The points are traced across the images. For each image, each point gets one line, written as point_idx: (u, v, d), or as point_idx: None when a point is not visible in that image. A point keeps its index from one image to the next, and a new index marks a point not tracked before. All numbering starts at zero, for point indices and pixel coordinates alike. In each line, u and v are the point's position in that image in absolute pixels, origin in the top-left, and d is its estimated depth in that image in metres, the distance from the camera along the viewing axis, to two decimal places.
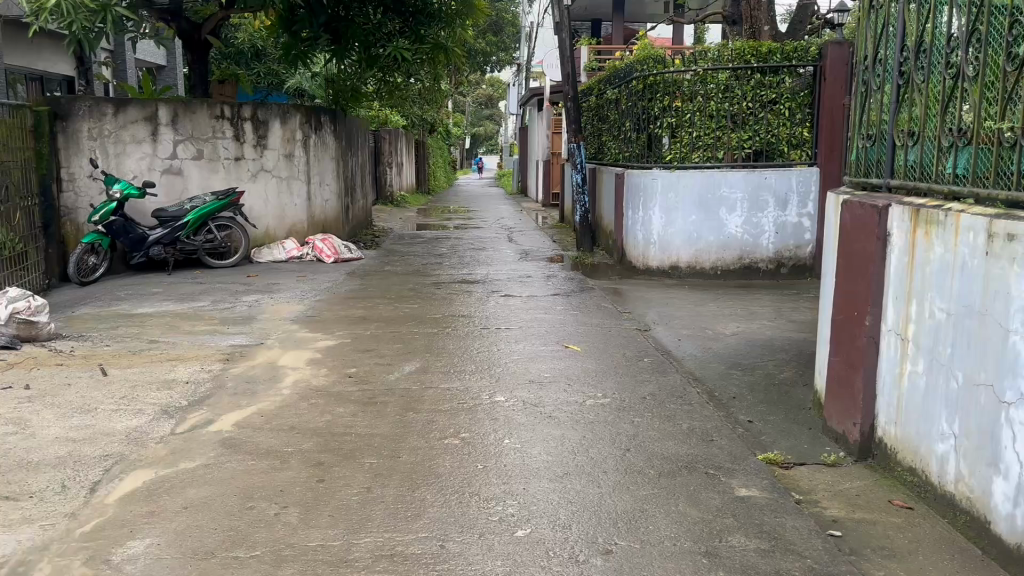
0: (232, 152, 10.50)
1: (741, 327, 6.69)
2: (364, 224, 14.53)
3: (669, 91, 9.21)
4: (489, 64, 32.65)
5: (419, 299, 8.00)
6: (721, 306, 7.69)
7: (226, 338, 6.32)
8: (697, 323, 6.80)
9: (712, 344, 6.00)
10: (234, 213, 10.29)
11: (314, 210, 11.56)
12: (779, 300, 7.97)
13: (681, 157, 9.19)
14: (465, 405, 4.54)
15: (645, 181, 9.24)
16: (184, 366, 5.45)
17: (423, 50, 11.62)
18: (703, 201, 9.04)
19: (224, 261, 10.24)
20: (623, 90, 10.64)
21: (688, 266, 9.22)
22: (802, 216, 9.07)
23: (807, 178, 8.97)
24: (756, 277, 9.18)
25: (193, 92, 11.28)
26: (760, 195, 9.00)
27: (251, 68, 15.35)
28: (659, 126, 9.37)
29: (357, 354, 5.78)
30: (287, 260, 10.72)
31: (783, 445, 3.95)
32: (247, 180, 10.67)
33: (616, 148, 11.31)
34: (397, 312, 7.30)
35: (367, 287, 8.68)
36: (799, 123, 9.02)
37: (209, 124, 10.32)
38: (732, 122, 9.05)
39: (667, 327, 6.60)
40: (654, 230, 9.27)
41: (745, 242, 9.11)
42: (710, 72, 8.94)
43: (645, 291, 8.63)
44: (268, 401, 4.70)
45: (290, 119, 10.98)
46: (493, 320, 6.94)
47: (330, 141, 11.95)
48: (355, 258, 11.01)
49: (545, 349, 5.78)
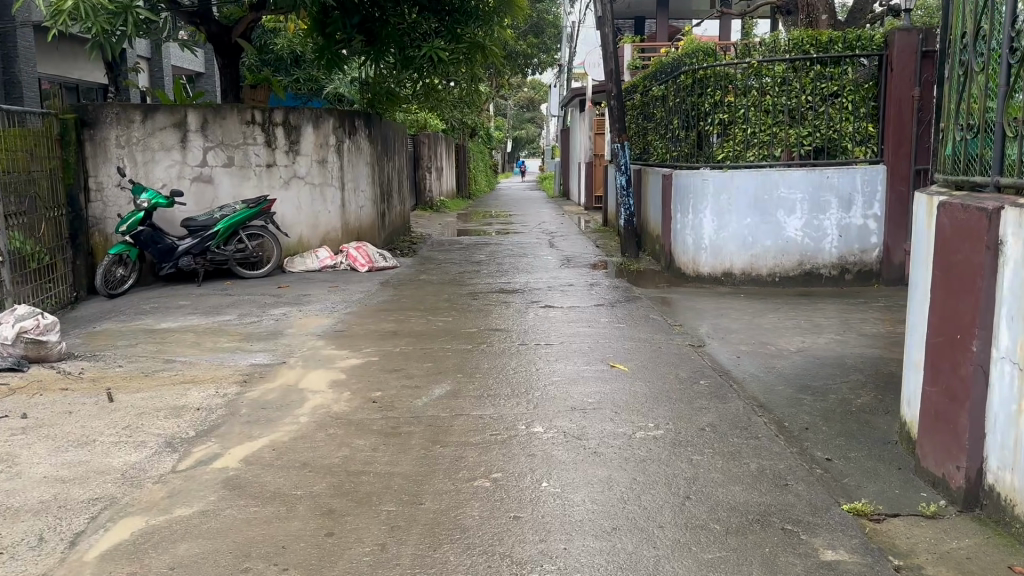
0: (263, 159, 10.17)
1: (806, 342, 6.06)
2: (401, 230, 14.15)
3: (720, 85, 8.67)
4: (530, 67, 32.18)
5: (455, 311, 7.53)
6: (781, 317, 7.07)
7: (247, 357, 5.93)
8: (757, 338, 6.19)
9: (776, 364, 5.39)
10: (266, 221, 9.94)
11: (349, 218, 11.18)
12: (845, 310, 7.30)
13: (734, 156, 8.63)
14: (499, 437, 4.03)
15: (695, 182, 8.66)
16: (197, 389, 5.06)
17: (460, 51, 11.09)
18: (758, 202, 8.43)
19: (255, 271, 9.91)
20: (670, 86, 10.06)
21: (743, 272, 8.61)
22: (868, 217, 8.36)
23: (872, 176, 8.27)
24: (817, 284, 8.50)
25: (225, 98, 11.01)
26: (821, 196, 8.33)
27: (291, 74, 15.12)
28: (709, 123, 8.82)
29: (384, 375, 5.32)
30: (320, 269, 10.35)
31: (870, 491, 3.36)
32: (279, 187, 10.32)
33: (663, 148, 10.72)
34: (430, 326, 6.83)
35: (401, 298, 8.23)
36: (863, 118, 8.38)
37: (240, 130, 10.00)
38: (789, 118, 8.46)
39: (724, 343, 6.01)
40: (705, 234, 8.67)
41: (805, 247, 8.44)
42: (764, 64, 8.39)
43: (697, 300, 8.04)
44: (283, 432, 4.26)
45: (323, 124, 10.59)
46: (533, 334, 6.44)
47: (365, 146, 11.57)
48: (390, 266, 10.60)
49: (589, 368, 5.25)
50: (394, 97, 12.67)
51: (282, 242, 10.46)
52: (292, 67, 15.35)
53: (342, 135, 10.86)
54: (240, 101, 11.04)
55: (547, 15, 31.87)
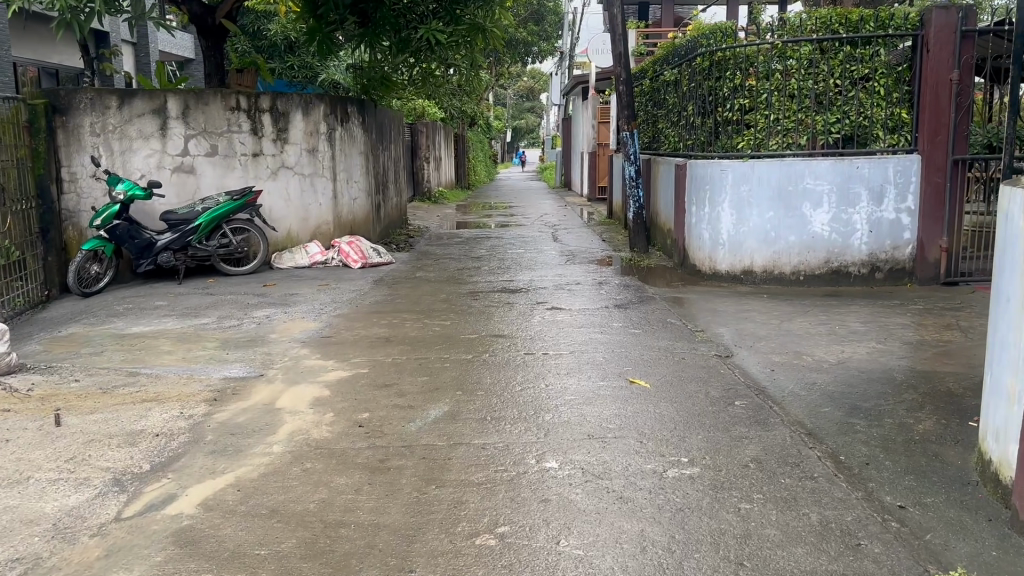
0: (249, 148, 9.51)
1: (845, 352, 5.45)
2: (397, 223, 13.52)
3: (740, 68, 8.06)
4: (530, 55, 31.36)
5: (453, 314, 6.90)
6: (811, 320, 6.45)
7: (221, 369, 5.29)
8: (789, 346, 5.58)
9: (816, 381, 4.77)
10: (252, 214, 9.29)
11: (341, 210, 10.53)
12: (879, 312, 6.68)
13: (755, 144, 7.99)
14: (507, 474, 3.42)
15: (713, 173, 8.05)
16: (159, 410, 4.43)
17: (459, 34, 10.48)
18: (782, 194, 7.80)
19: (241, 267, 9.28)
20: (684, 69, 9.43)
21: (764, 271, 8.00)
22: (901, 211, 7.73)
23: (905, 166, 7.63)
24: (844, 283, 7.87)
25: (209, 82, 10.32)
26: (850, 188, 7.70)
27: (284, 60, 14.74)
28: (728, 109, 8.23)
29: (373, 392, 4.68)
30: (310, 266, 9.72)
31: (962, 553, 2.75)
32: (266, 178, 9.67)
33: (675, 137, 10.06)
34: (426, 332, 6.20)
35: (396, 299, 7.61)
36: (896, 103, 7.74)
37: (224, 117, 9.34)
38: (815, 104, 7.84)
39: (754, 353, 5.40)
40: (724, 229, 8.06)
41: (833, 242, 7.80)
42: (790, 45, 7.75)
43: (716, 301, 7.41)
44: (253, 467, 3.64)
45: (313, 110, 9.95)
46: (539, 341, 5.83)
47: (358, 134, 10.92)
48: (385, 262, 9.96)
49: (605, 384, 4.64)
50: (389, 84, 11.94)
51: (270, 236, 9.81)
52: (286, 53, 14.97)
53: (334, 123, 10.25)
54: (225, 86, 10.35)
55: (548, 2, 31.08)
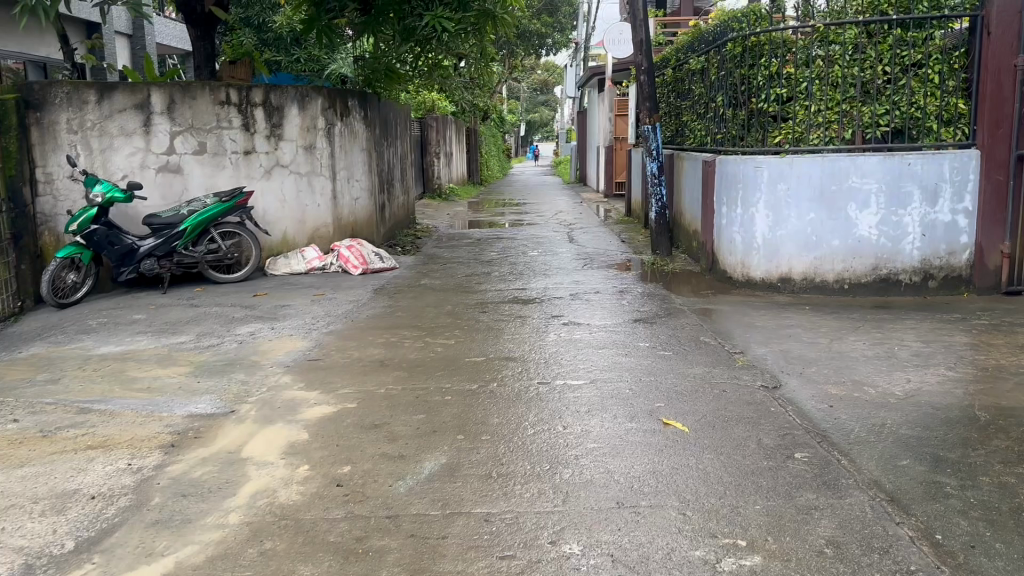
0: (240, 145, 8.81)
1: (911, 380, 4.67)
2: (405, 222, 12.81)
3: (776, 55, 7.32)
4: (544, 47, 30.46)
5: (459, 331, 6.17)
6: (865, 338, 5.66)
7: (188, 403, 4.61)
8: (846, 374, 4.80)
9: (885, 423, 4.00)
10: (242, 217, 8.60)
11: (342, 211, 9.80)
12: (942, 327, 5.87)
13: (794, 138, 7.23)
14: (517, 565, 2.68)
15: (746, 170, 7.27)
16: (103, 462, 3.75)
17: (466, 21, 9.71)
18: (823, 194, 7.01)
19: (231, 275, 8.59)
20: (713, 56, 8.65)
21: (804, 278, 7.23)
22: (957, 213, 6.89)
23: (962, 162, 6.78)
24: (894, 293, 7.07)
25: (199, 75, 9.61)
26: (901, 187, 6.87)
27: (288, 53, 14.22)
28: (763, 100, 7.40)
29: (358, 436, 3.97)
30: (306, 272, 9.00)
31: None
32: (259, 178, 8.96)
33: (702, 130, 9.27)
34: (426, 354, 5.46)
35: (396, 312, 6.87)
36: (951, 91, 6.89)
37: (212, 112, 8.64)
38: (861, 93, 7.04)
39: (806, 383, 4.64)
40: (759, 232, 7.30)
41: (881, 247, 7.00)
42: (832, 28, 6.98)
43: (752, 314, 6.64)
44: (200, 547, 2.93)
45: (309, 104, 9.22)
46: (555, 365, 5.10)
47: (359, 129, 10.15)
48: (388, 268, 9.22)
49: (633, 427, 3.90)
50: (393, 76, 11.01)
51: (264, 240, 9.11)
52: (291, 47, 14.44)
53: (332, 117, 9.49)
54: (216, 78, 9.65)
55: None
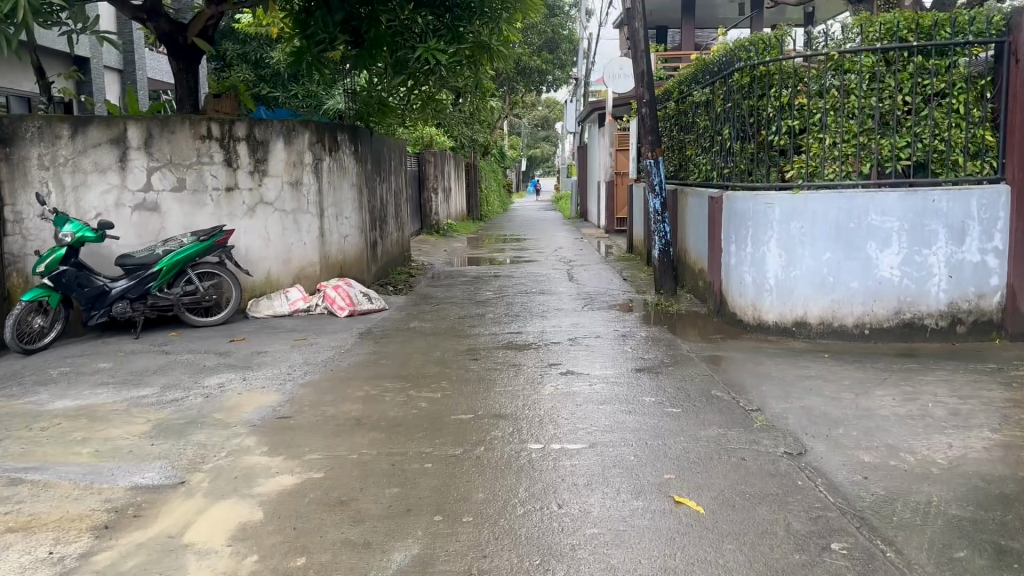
0: (222, 181, 8.36)
1: (953, 445, 4.12)
2: (397, 260, 12.32)
3: (787, 85, 6.87)
4: (544, 83, 30.19)
5: (446, 382, 5.64)
6: (896, 393, 5.10)
7: (135, 472, 4.08)
8: (879, 438, 4.25)
9: (930, 501, 3.45)
10: (222, 256, 8.12)
11: (330, 250, 9.32)
12: (979, 379, 5.32)
13: (808, 173, 6.78)
14: None
15: (756, 207, 6.82)
16: (20, 550, 3.21)
17: (460, 53, 9.33)
18: (841, 232, 6.53)
19: (209, 318, 8.08)
20: (719, 85, 8.24)
21: (820, 323, 6.72)
22: (986, 252, 6.39)
23: (991, 199, 6.32)
24: (919, 338, 6.54)
25: (180, 107, 9.21)
26: (925, 224, 6.39)
27: (285, 88, 14.26)
28: (774, 132, 6.97)
29: (320, 517, 3.42)
30: (290, 314, 8.47)
31: None
32: (241, 216, 8.49)
33: (708, 164, 8.83)
34: (407, 411, 4.91)
35: (379, 360, 6.33)
36: (976, 123, 6.45)
37: (192, 147, 8.20)
38: (880, 124, 6.62)
39: (834, 448, 4.10)
40: (771, 273, 6.81)
41: (904, 290, 6.50)
42: (848, 55, 6.58)
43: (766, 363, 6.10)
44: None
45: (295, 139, 8.78)
46: (551, 424, 4.58)
47: (349, 164, 9.70)
48: (376, 309, 8.69)
49: (640, 507, 3.37)
50: (385, 108, 10.73)
51: (246, 281, 8.62)
52: (290, 82, 14.44)
53: (320, 152, 9.06)
54: (198, 111, 9.25)
55: (563, 30, 29.67)
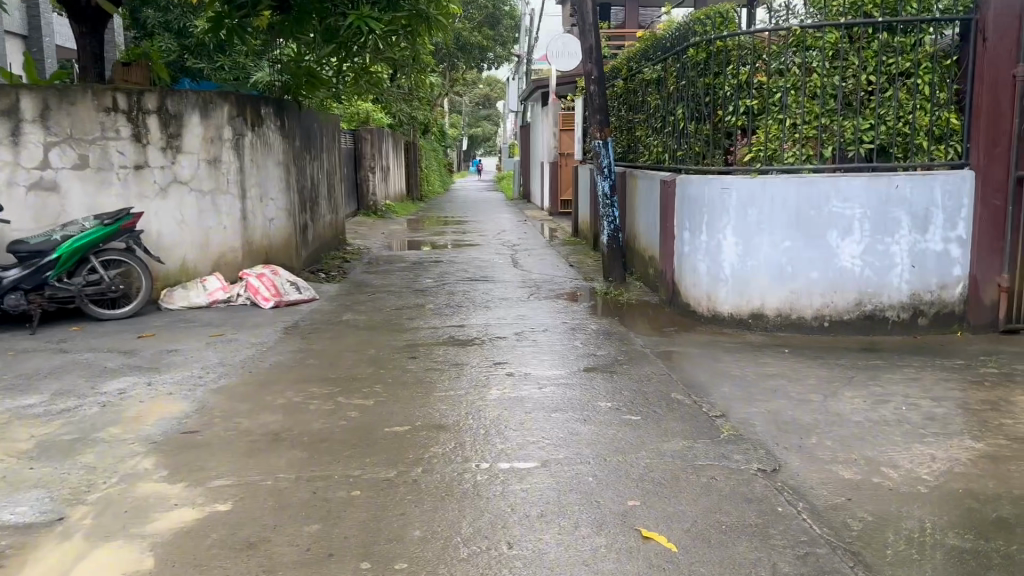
0: (130, 158, 7.58)
1: (937, 456, 3.77)
2: (331, 245, 11.63)
3: (745, 62, 6.49)
4: (486, 61, 29.42)
5: (379, 385, 5.06)
6: (865, 395, 4.74)
7: (3, 505, 3.45)
8: (856, 450, 3.87)
9: (924, 529, 3.06)
10: (130, 242, 7.36)
11: (253, 234, 8.59)
12: (949, 378, 5.01)
13: (766, 156, 6.40)
14: None
15: (712, 192, 6.44)
16: None
17: (396, 22, 8.64)
18: (800, 219, 6.18)
19: (117, 311, 7.32)
20: (672, 62, 7.81)
21: (778, 315, 6.37)
22: (950, 241, 6.10)
23: (956, 185, 6.02)
24: (880, 331, 6.25)
25: (84, 76, 8.35)
26: (887, 212, 6.07)
27: (210, 59, 13.30)
28: (731, 113, 6.57)
29: (222, 567, 2.86)
30: (209, 306, 7.76)
31: None
32: (153, 197, 7.73)
33: (659, 146, 8.40)
34: (333, 423, 4.35)
35: (305, 359, 5.72)
36: (941, 105, 6.14)
37: (96, 119, 7.41)
38: (842, 105, 6.26)
39: (810, 463, 3.70)
40: (727, 262, 6.44)
41: (865, 280, 6.18)
42: (809, 31, 6.20)
43: (724, 359, 5.71)
44: None
45: (213, 112, 8.02)
46: (496, 436, 4.09)
47: (275, 141, 8.96)
48: (305, 299, 8.02)
49: (603, 546, 2.90)
50: (316, 81, 9.88)
51: (160, 269, 7.87)
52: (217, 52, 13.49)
53: (242, 127, 8.30)
54: (104, 81, 8.41)
55: (504, 6, 28.73)
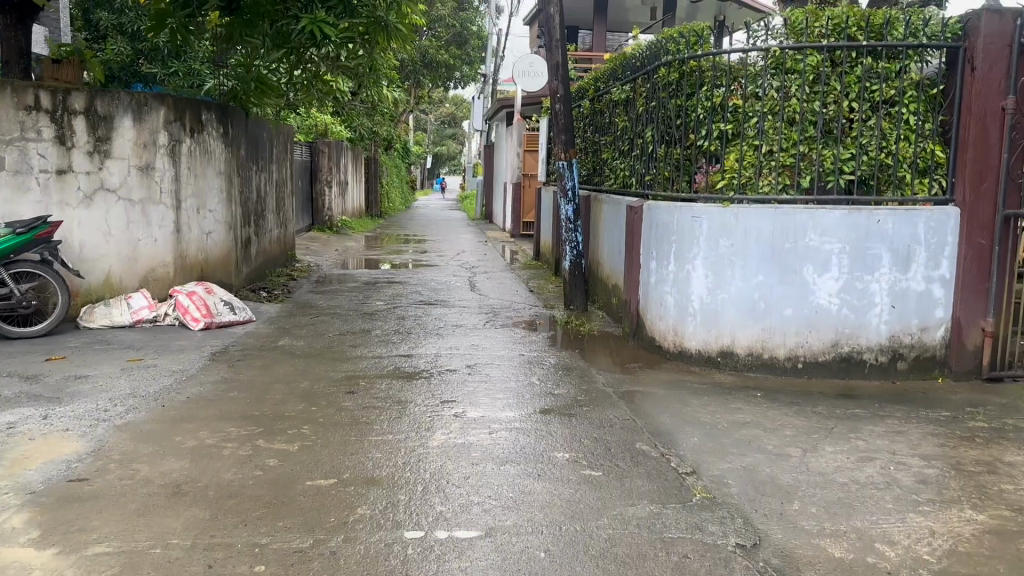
0: (52, 162, 6.91)
1: (936, 531, 3.31)
2: (278, 261, 10.97)
3: (720, 84, 6.10)
4: (452, 80, 28.92)
5: (307, 426, 4.47)
6: (850, 450, 4.28)
7: None
8: (845, 520, 3.40)
9: None
10: (45, 254, 6.67)
11: (188, 249, 7.94)
12: (937, 432, 4.58)
13: (741, 183, 6.00)
14: None
15: (682, 220, 6.01)
16: None
17: (353, 29, 8.11)
18: (774, 253, 5.76)
19: (28, 328, 6.62)
20: (642, 82, 7.40)
21: (749, 354, 5.93)
22: (932, 281, 5.73)
23: (940, 222, 5.65)
24: (857, 375, 5.83)
25: (8, 71, 7.64)
26: (867, 248, 5.68)
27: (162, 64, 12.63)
28: (705, 137, 6.17)
29: None
30: (132, 326, 7.08)
31: None
32: (76, 205, 7.05)
33: (626, 169, 7.97)
34: (247, 474, 3.76)
35: (229, 392, 5.10)
36: (925, 136, 5.79)
37: (14, 118, 6.74)
38: (822, 133, 5.89)
39: (793, 537, 3.22)
40: (696, 295, 6.00)
41: (842, 319, 5.77)
42: (789, 52, 5.82)
43: (692, 401, 5.23)
44: None
45: (148, 116, 7.38)
46: (435, 494, 3.54)
47: (216, 149, 8.33)
48: (240, 321, 7.37)
49: None
50: (265, 88, 9.28)
51: (81, 284, 7.17)
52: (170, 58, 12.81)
53: (179, 133, 7.66)
54: (30, 77, 7.72)
55: (472, 25, 28.28)
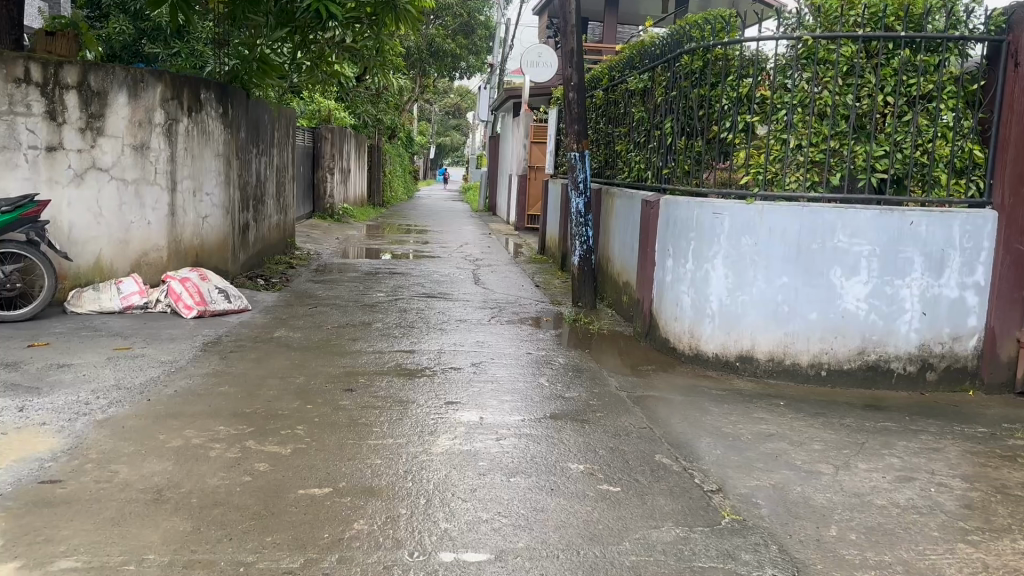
0: (41, 138, 6.60)
1: (992, 564, 3.00)
2: (276, 248, 10.65)
3: (747, 74, 5.78)
4: (458, 70, 28.46)
5: (302, 427, 4.16)
6: (886, 469, 3.97)
7: None
8: (889, 550, 3.09)
9: None
10: (32, 235, 6.35)
11: (183, 233, 7.62)
12: (977, 451, 4.27)
13: (767, 179, 5.68)
14: None
15: (703, 216, 5.69)
16: None
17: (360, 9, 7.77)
18: (800, 253, 5.45)
19: (12, 312, 6.31)
20: (661, 70, 7.07)
21: (770, 359, 5.62)
22: (966, 288, 5.41)
23: (977, 226, 5.33)
24: (883, 385, 5.53)
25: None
26: (899, 250, 5.37)
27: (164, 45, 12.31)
28: (730, 129, 5.85)
29: None
30: (122, 312, 6.77)
31: None
32: (66, 184, 6.73)
33: (641, 162, 7.65)
34: (235, 480, 3.44)
35: (219, 387, 4.78)
36: (964, 134, 5.47)
37: (3, 91, 6.43)
38: (854, 128, 5.57)
39: (834, 568, 2.91)
40: (715, 295, 5.69)
41: (870, 326, 5.46)
42: (822, 41, 5.50)
43: (712, 409, 4.92)
44: None
45: (143, 93, 7.06)
46: (439, 507, 3.24)
47: (214, 130, 8.00)
48: (236, 310, 7.05)
49: None
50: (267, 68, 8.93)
51: (70, 267, 6.85)
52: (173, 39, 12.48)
53: (176, 111, 7.33)
54: (22, 49, 7.41)
55: (479, 15, 27.79)
